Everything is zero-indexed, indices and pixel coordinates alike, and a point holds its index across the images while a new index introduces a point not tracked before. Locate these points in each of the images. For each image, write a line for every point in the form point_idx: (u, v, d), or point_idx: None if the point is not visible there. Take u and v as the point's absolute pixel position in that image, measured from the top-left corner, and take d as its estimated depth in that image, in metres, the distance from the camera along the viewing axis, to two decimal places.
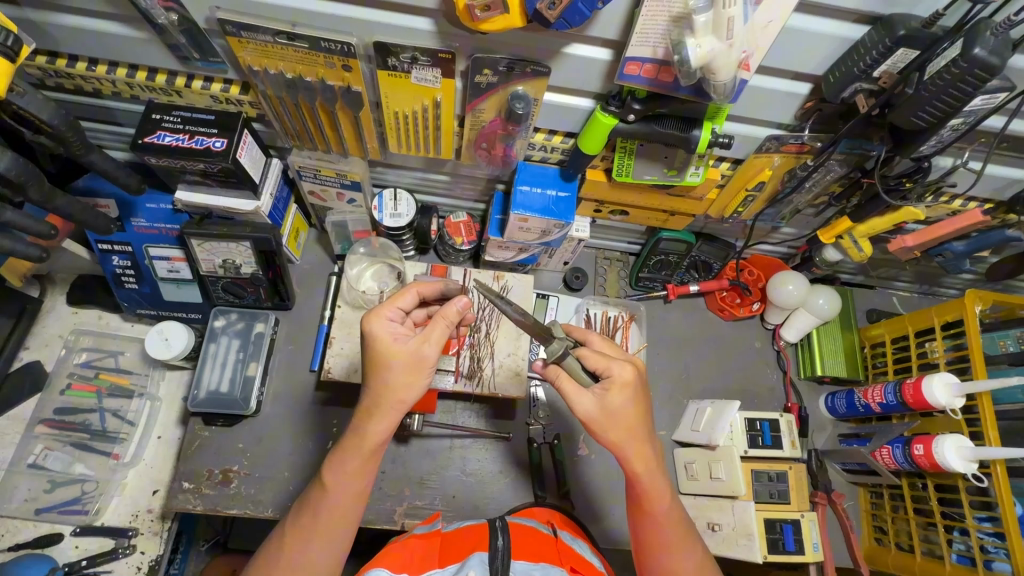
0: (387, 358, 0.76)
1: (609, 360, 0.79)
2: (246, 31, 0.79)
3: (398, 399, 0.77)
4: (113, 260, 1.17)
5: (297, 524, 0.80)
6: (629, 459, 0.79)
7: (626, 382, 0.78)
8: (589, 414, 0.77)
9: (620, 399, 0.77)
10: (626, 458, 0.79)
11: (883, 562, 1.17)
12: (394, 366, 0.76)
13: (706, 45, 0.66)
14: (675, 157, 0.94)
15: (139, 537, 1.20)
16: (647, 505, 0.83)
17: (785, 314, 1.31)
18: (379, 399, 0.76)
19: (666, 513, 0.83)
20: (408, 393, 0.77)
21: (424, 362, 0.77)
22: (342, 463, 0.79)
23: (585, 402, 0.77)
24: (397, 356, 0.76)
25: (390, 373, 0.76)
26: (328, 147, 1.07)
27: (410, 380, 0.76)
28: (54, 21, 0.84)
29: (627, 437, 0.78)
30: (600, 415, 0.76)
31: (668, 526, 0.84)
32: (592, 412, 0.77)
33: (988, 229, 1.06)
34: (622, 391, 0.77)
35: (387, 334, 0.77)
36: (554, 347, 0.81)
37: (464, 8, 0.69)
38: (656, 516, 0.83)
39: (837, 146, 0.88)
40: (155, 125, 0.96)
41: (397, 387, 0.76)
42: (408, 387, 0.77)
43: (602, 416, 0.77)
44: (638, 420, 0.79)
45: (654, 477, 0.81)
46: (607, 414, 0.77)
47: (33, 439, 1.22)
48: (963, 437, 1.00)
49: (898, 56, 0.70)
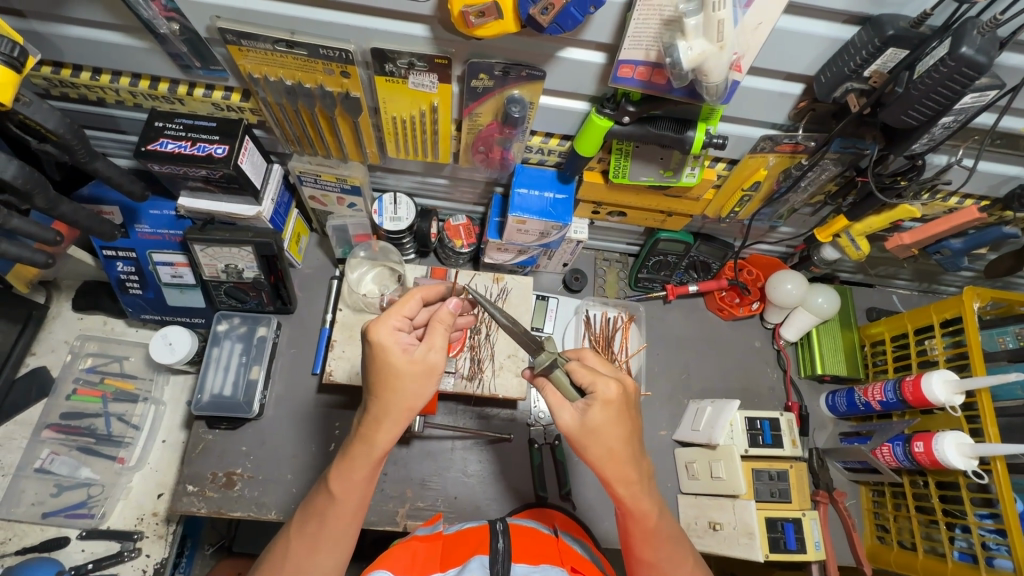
0: (397, 368, 0.77)
1: (595, 375, 0.78)
2: (246, 39, 0.81)
3: (407, 406, 0.78)
4: (118, 266, 1.19)
5: (305, 531, 0.81)
6: (611, 480, 0.79)
7: (609, 399, 0.77)
8: (570, 429, 0.78)
9: (602, 416, 0.77)
10: (607, 479, 0.79)
11: (886, 560, 1.17)
12: (404, 376, 0.77)
13: (697, 47, 0.67)
14: (670, 158, 0.95)
15: (144, 540, 1.22)
16: (631, 525, 0.83)
17: (785, 313, 1.31)
18: (389, 407, 0.78)
19: (652, 531, 0.83)
20: (418, 400, 0.79)
21: (434, 368, 0.78)
22: (350, 472, 0.80)
23: (566, 416, 0.79)
24: (407, 367, 0.77)
25: (400, 382, 0.77)
26: (328, 153, 1.08)
27: (419, 387, 0.78)
28: (60, 31, 0.86)
29: (608, 456, 0.78)
30: (580, 431, 0.77)
31: (654, 545, 0.84)
32: (573, 427, 0.78)
33: (985, 226, 1.06)
34: (605, 408, 0.77)
35: (397, 346, 0.77)
36: (543, 358, 0.82)
37: (459, 15, 0.70)
38: (641, 535, 0.84)
39: (830, 145, 0.89)
40: (157, 133, 0.97)
41: (406, 396, 0.78)
42: (418, 394, 0.78)
43: (583, 433, 0.77)
44: (620, 441, 0.78)
45: (637, 498, 0.81)
46: (588, 431, 0.77)
47: (39, 443, 1.23)
48: (962, 434, 1.00)
49: (887, 56, 0.71)
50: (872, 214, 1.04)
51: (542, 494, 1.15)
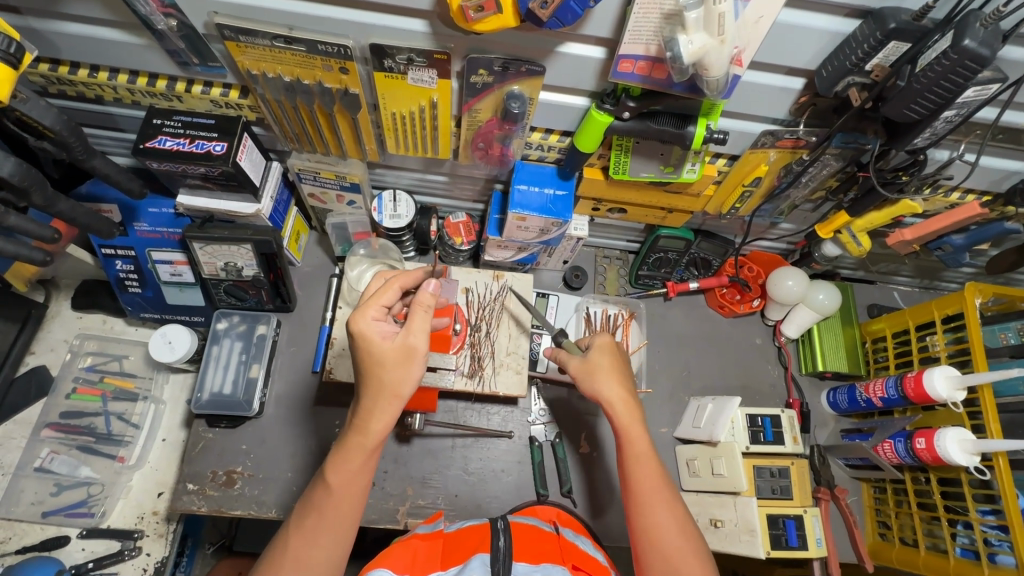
0: (380, 356, 0.79)
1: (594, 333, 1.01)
2: (244, 35, 0.80)
3: (394, 392, 0.79)
4: (116, 264, 1.18)
5: (303, 526, 0.81)
6: (611, 405, 0.94)
7: (604, 345, 0.98)
8: (576, 369, 0.97)
9: (601, 357, 0.96)
10: (607, 405, 0.94)
11: (887, 557, 1.16)
12: (387, 362, 0.79)
13: (697, 41, 0.67)
14: (671, 154, 0.95)
15: (144, 539, 1.21)
16: (627, 453, 0.91)
17: (786, 310, 1.31)
18: (377, 395, 0.80)
19: (645, 458, 0.90)
20: (403, 386, 0.79)
21: (414, 351, 0.80)
22: (346, 461, 0.81)
23: (572, 361, 0.98)
24: (388, 353, 0.79)
25: (384, 368, 0.79)
26: (327, 150, 1.08)
27: (402, 372, 0.79)
28: (58, 28, 0.86)
29: (608, 383, 0.94)
30: (582, 364, 0.96)
31: (647, 473, 0.90)
32: (578, 366, 0.97)
33: (987, 221, 1.06)
34: (603, 351, 0.97)
35: (376, 333, 0.80)
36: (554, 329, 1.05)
37: (458, 9, 0.69)
38: (637, 463, 0.91)
39: (831, 140, 0.88)
40: (156, 130, 0.97)
41: (391, 382, 0.79)
42: (402, 379, 0.79)
43: (585, 366, 0.96)
44: (618, 372, 0.96)
45: (633, 425, 0.92)
46: (589, 365, 0.96)
47: (39, 442, 1.23)
48: (964, 430, 1.00)
49: (889, 50, 0.70)
50: (873, 211, 1.03)
51: (543, 492, 1.15)
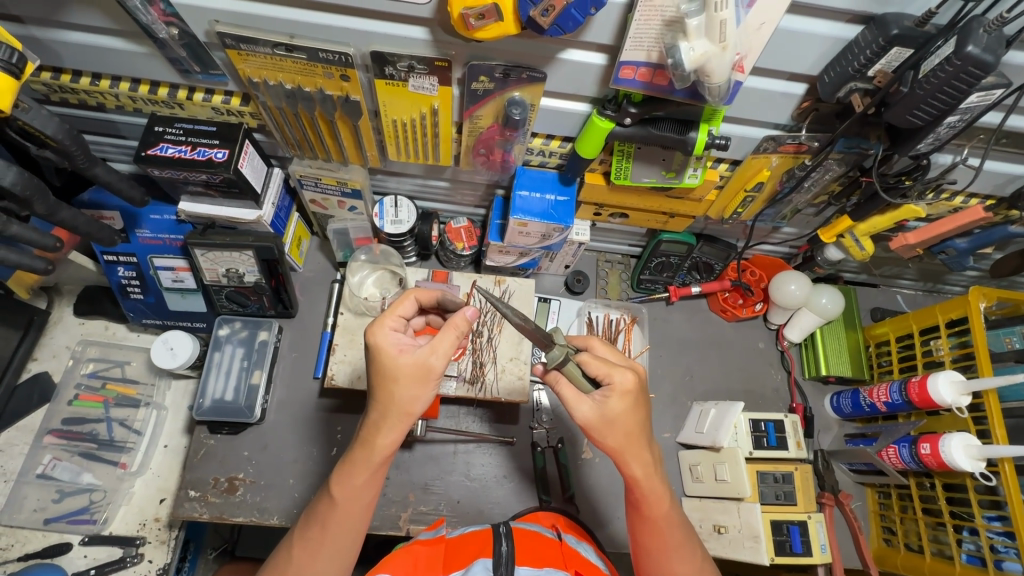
0: (394, 370, 0.76)
1: (611, 367, 0.79)
2: (245, 43, 0.80)
3: (406, 410, 0.77)
4: (118, 270, 1.18)
5: (306, 538, 0.81)
6: (628, 462, 0.80)
7: (626, 390, 0.78)
8: (589, 420, 0.78)
9: (620, 407, 0.78)
10: (623, 460, 0.80)
11: (893, 563, 1.16)
12: (400, 379, 0.76)
13: (699, 48, 0.67)
14: (672, 159, 0.94)
15: (147, 546, 1.21)
16: (645, 510, 0.84)
17: (788, 314, 1.30)
18: (387, 411, 0.77)
19: (664, 520, 0.84)
20: (415, 404, 0.77)
21: (431, 371, 0.76)
22: (351, 476, 0.80)
23: (585, 408, 0.78)
24: (404, 368, 0.76)
25: (397, 384, 0.76)
26: (328, 156, 1.08)
27: (416, 390, 0.77)
28: (59, 37, 0.86)
29: (624, 443, 0.79)
30: (599, 423, 0.77)
31: (666, 530, 0.85)
32: (591, 418, 0.78)
33: (991, 225, 1.05)
34: (622, 398, 0.78)
35: (392, 346, 0.77)
36: (556, 352, 0.80)
37: (459, 17, 0.69)
38: (653, 523, 0.84)
39: (834, 145, 0.88)
40: (157, 137, 0.97)
41: (403, 400, 0.77)
42: (415, 398, 0.77)
43: (602, 423, 0.78)
44: (637, 426, 0.80)
45: (652, 479, 0.82)
46: (606, 421, 0.78)
47: (41, 449, 1.23)
48: (970, 436, 0.99)
49: (892, 55, 0.71)
50: (876, 215, 1.03)
51: (545, 498, 1.14)
